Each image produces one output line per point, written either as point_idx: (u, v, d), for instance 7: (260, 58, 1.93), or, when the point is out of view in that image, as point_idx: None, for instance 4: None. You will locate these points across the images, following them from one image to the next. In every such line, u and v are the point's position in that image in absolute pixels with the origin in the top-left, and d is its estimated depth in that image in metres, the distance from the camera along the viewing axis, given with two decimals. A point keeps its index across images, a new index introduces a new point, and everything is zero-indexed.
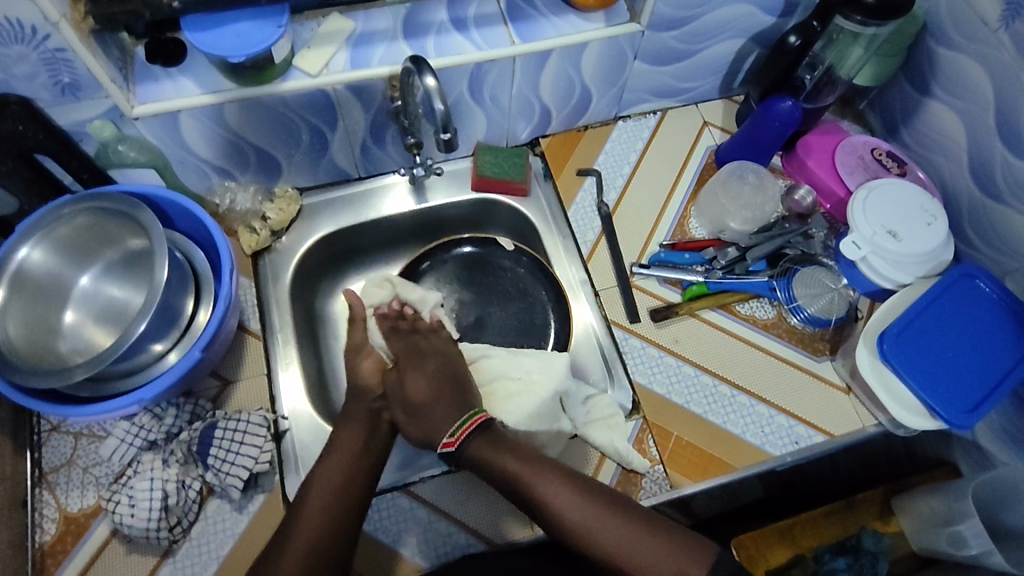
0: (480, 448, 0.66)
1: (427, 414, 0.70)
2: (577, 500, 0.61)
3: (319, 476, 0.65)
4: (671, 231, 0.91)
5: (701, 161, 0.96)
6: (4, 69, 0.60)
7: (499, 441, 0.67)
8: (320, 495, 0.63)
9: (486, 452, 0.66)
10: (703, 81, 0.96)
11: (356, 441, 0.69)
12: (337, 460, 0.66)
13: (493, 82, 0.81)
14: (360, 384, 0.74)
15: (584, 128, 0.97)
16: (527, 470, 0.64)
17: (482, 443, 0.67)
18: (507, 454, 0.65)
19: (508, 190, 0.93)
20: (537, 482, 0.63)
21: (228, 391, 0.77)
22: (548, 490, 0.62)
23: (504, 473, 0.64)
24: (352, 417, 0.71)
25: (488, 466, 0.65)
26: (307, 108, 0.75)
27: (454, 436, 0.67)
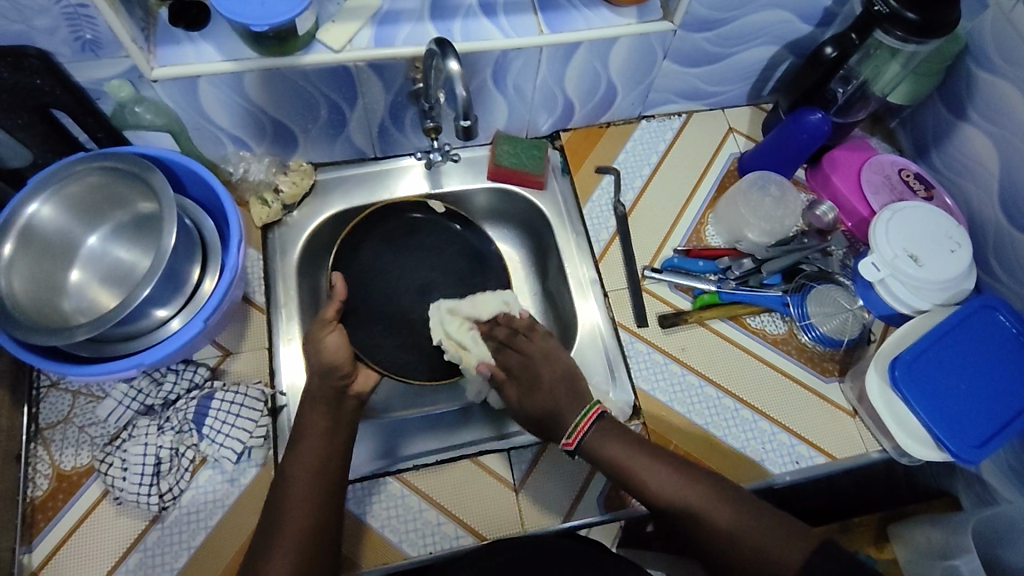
0: (596, 439, 0.69)
1: (551, 422, 0.73)
2: (691, 488, 0.64)
3: (296, 462, 0.64)
4: (687, 237, 0.90)
5: (723, 168, 0.94)
6: (25, 21, 0.59)
7: (616, 433, 0.69)
8: (298, 485, 0.62)
9: (606, 444, 0.69)
10: (732, 87, 0.94)
11: (323, 423, 0.67)
12: (310, 448, 0.65)
13: (518, 71, 0.80)
14: (327, 362, 0.70)
15: (606, 125, 0.96)
16: (637, 458, 0.67)
17: (597, 436, 0.70)
18: (620, 444, 0.68)
19: (524, 182, 0.91)
20: (647, 468, 0.66)
21: (228, 362, 0.76)
22: (658, 477, 0.65)
23: (615, 461, 0.68)
24: (317, 398, 0.69)
25: (602, 454, 0.69)
26: (327, 84, 0.74)
27: (572, 436, 0.70)
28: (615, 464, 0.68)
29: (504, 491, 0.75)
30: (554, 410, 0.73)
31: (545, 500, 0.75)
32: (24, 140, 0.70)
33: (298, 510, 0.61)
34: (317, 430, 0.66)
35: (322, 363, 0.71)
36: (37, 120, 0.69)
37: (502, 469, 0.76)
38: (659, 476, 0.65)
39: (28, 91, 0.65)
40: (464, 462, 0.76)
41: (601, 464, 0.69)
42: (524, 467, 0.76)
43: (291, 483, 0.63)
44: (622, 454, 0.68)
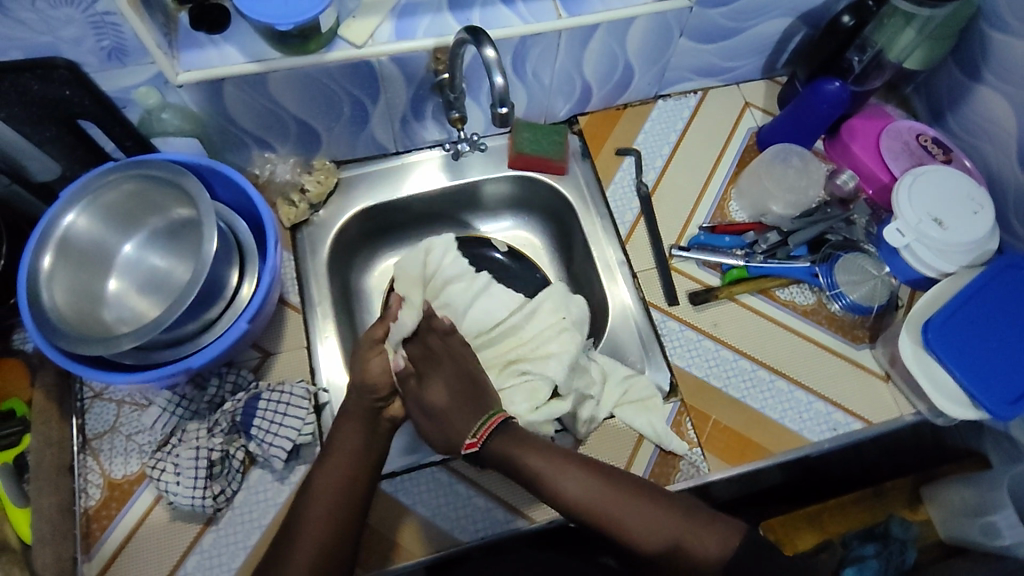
0: (500, 442, 0.65)
1: (447, 423, 0.68)
2: (610, 489, 0.62)
3: (324, 476, 0.64)
4: (711, 214, 0.90)
5: (742, 144, 0.95)
6: (52, 32, 0.59)
7: (517, 437, 0.66)
8: (314, 513, 0.62)
9: (515, 452, 0.65)
10: (746, 62, 0.94)
11: (356, 444, 0.67)
12: (336, 472, 0.64)
13: (537, 57, 0.80)
14: (368, 382, 0.69)
15: (623, 106, 0.96)
16: (545, 462, 0.64)
17: (504, 440, 0.65)
18: (528, 449, 0.65)
19: (546, 168, 0.91)
20: (558, 472, 0.63)
21: (268, 363, 0.77)
22: (577, 480, 0.63)
23: (531, 470, 0.64)
24: (352, 414, 0.69)
25: (507, 459, 0.65)
26: (350, 81, 0.74)
27: (476, 436, 0.66)
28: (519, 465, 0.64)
29: None
30: (443, 413, 0.68)
31: None
32: (52, 153, 0.70)
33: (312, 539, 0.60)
34: (348, 448, 0.66)
35: (363, 382, 0.70)
36: (66, 132, 0.69)
37: None
38: (567, 482, 0.63)
39: (58, 102, 0.65)
40: None
41: (512, 473, 0.65)
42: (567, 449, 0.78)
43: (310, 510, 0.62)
44: (525, 454, 0.64)
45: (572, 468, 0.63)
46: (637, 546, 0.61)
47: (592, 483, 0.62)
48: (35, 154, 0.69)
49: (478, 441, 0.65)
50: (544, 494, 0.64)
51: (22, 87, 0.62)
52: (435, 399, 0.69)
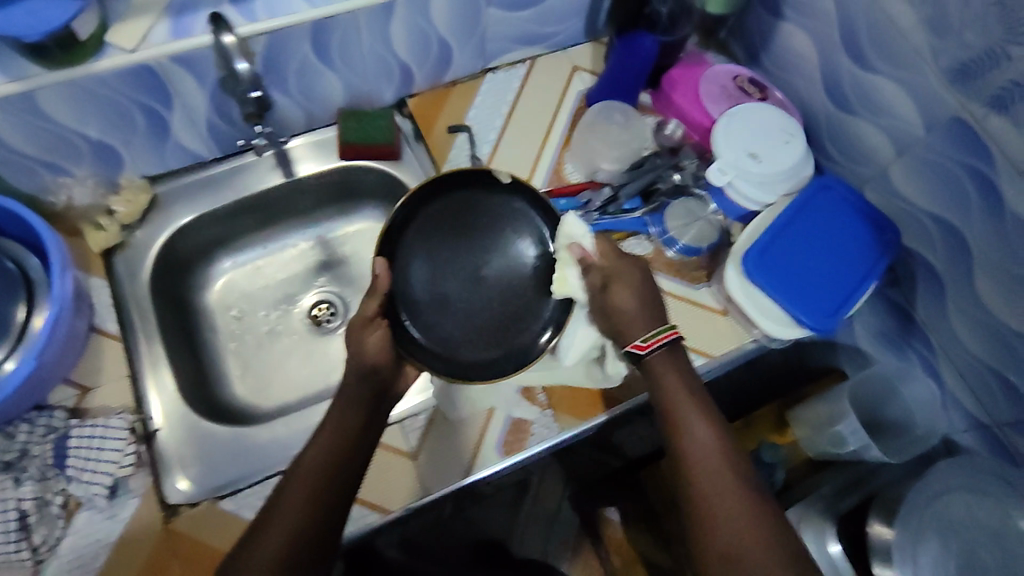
0: (660, 366, 0.64)
1: (621, 325, 0.67)
2: (723, 458, 0.60)
3: (310, 452, 0.61)
4: (547, 178, 0.91)
5: (573, 107, 0.95)
6: None
7: (683, 369, 0.64)
8: (292, 498, 0.58)
9: (664, 389, 0.63)
10: (566, 25, 0.94)
11: (353, 424, 0.63)
12: (326, 449, 0.61)
13: (339, 41, 0.78)
14: (368, 363, 0.66)
15: (451, 84, 0.95)
16: (687, 404, 0.62)
17: (664, 360, 0.65)
18: (683, 383, 0.64)
19: (377, 153, 0.89)
20: (690, 417, 0.62)
21: (88, 398, 0.72)
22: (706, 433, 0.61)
23: (673, 397, 0.63)
24: (346, 392, 0.65)
25: (660, 382, 0.64)
26: (133, 88, 0.70)
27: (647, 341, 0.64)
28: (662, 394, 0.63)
29: (402, 460, 0.75)
30: (636, 313, 0.67)
31: (443, 458, 0.76)
32: None
33: (283, 527, 0.56)
34: (344, 428, 0.63)
35: (362, 363, 0.66)
36: None
37: (398, 440, 0.76)
38: (700, 437, 0.61)
39: None
40: None
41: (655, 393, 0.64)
42: (418, 433, 0.77)
43: (287, 498, 0.58)
44: (672, 390, 0.63)
45: (687, 422, 0.61)
46: (715, 547, 0.56)
47: (711, 459, 0.59)
48: None
49: (647, 346, 0.64)
50: (672, 431, 0.62)
51: None
52: (619, 298, 0.68)
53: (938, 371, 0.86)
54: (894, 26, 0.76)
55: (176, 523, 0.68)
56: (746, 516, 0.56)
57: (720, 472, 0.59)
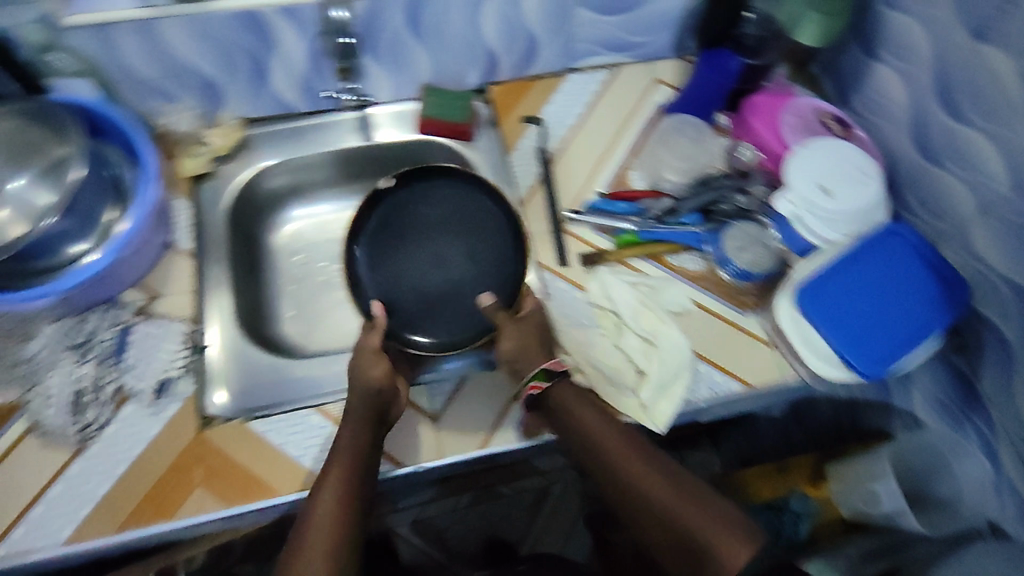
0: (564, 393, 0.72)
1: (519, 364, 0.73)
2: (654, 461, 0.67)
3: (329, 475, 0.64)
4: (611, 181, 0.92)
5: (648, 117, 0.96)
6: None
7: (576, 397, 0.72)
8: (339, 466, 0.65)
9: (573, 416, 0.70)
10: (655, 37, 0.96)
11: (363, 441, 0.67)
12: (363, 422, 0.68)
13: (432, 17, 0.82)
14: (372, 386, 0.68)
15: (534, 78, 0.98)
16: (604, 428, 0.69)
17: (565, 389, 0.72)
18: (593, 412, 0.71)
19: (451, 132, 0.93)
20: (610, 437, 0.69)
21: (155, 303, 0.78)
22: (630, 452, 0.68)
23: (583, 430, 0.70)
24: (350, 416, 0.69)
25: (569, 412, 0.71)
26: (243, 31, 0.77)
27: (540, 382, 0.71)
28: (569, 416, 0.70)
29: (422, 420, 0.76)
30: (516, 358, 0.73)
31: (461, 428, 0.76)
32: None
33: (335, 486, 0.63)
34: (350, 446, 0.66)
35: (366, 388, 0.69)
36: None
37: (421, 400, 0.77)
38: (629, 464, 0.67)
39: None
40: None
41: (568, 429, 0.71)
42: (443, 398, 0.77)
43: (334, 465, 0.65)
44: (579, 410, 0.71)
45: (597, 433, 0.69)
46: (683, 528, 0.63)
47: (633, 464, 0.67)
48: None
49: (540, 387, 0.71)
50: (594, 454, 0.69)
51: None
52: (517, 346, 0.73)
53: (995, 451, 0.78)
54: (993, 77, 0.73)
55: (208, 433, 0.72)
56: (679, 498, 0.65)
57: (639, 465, 0.67)
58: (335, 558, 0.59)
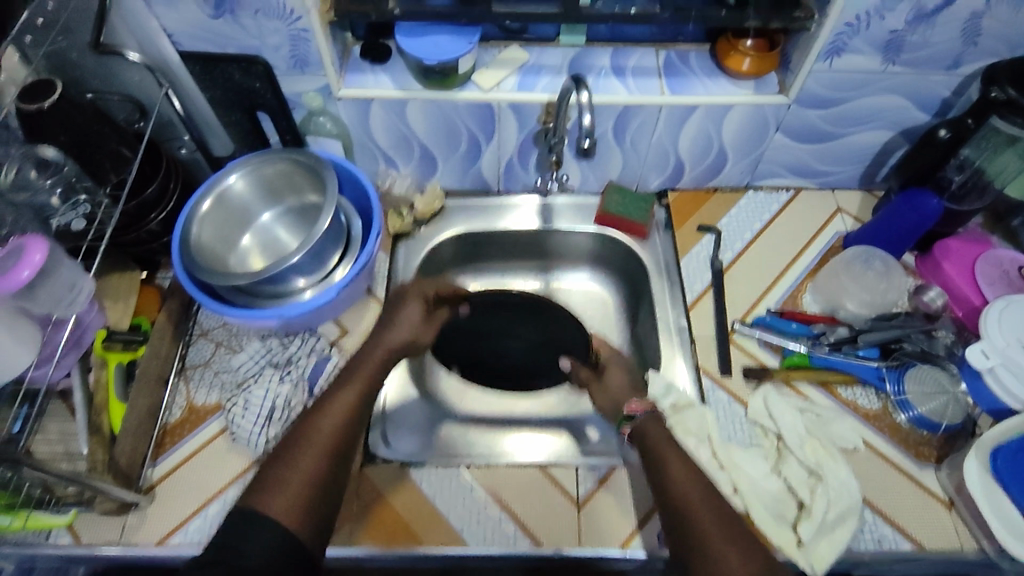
0: (650, 427, 0.68)
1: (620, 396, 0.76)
2: (703, 492, 0.60)
3: (345, 384, 0.65)
4: (782, 300, 0.92)
5: (827, 243, 0.96)
6: (261, 38, 0.76)
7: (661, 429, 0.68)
8: (342, 397, 0.63)
9: (666, 461, 0.64)
10: (843, 168, 0.97)
11: (379, 359, 0.69)
12: (370, 361, 0.68)
13: (637, 128, 0.89)
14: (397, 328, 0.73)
15: (713, 190, 1.02)
16: (665, 446, 0.66)
17: (648, 419, 0.69)
18: (657, 426, 0.69)
19: (629, 229, 0.98)
20: (666, 453, 0.65)
21: (346, 339, 0.86)
22: (678, 469, 0.63)
23: (642, 435, 0.68)
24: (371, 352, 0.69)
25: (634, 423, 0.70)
26: (473, 118, 0.87)
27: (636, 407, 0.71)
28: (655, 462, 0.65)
29: (566, 505, 0.75)
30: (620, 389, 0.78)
31: (605, 522, 0.74)
32: (234, 134, 0.89)
33: (343, 400, 0.63)
34: (367, 365, 0.68)
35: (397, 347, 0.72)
36: (248, 119, 0.87)
37: (568, 482, 0.77)
38: (670, 465, 0.64)
39: (247, 93, 0.82)
40: (532, 470, 0.78)
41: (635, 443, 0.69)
42: (590, 486, 0.76)
43: (338, 395, 0.63)
44: (662, 448, 0.66)
45: (688, 481, 0.61)
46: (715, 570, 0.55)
47: (678, 470, 0.63)
48: (222, 132, 0.88)
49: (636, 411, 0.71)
50: (647, 470, 0.65)
51: (228, 76, 0.80)
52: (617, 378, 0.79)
53: None
54: None
55: (368, 469, 0.77)
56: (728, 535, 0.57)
57: (696, 492, 0.60)
58: (332, 469, 0.58)
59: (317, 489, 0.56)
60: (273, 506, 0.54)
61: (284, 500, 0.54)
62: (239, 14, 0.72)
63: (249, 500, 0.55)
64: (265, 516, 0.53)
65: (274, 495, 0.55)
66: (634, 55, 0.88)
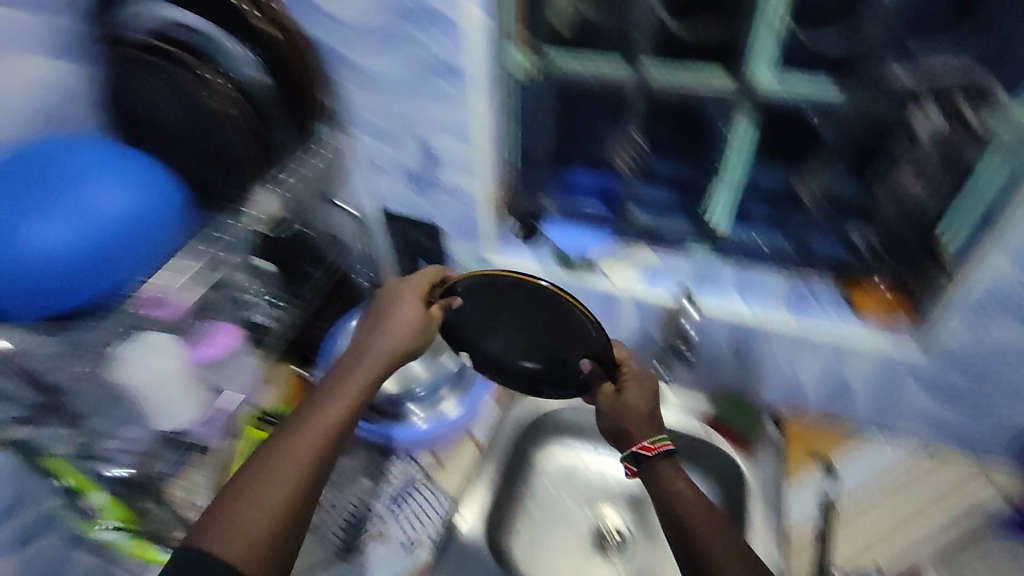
0: (663, 469, 0.69)
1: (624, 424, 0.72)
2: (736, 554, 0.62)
3: (323, 411, 0.63)
4: (899, 566, 0.84)
5: (962, 516, 0.88)
6: (437, 210, 0.94)
7: (642, 386, 0.75)
8: (322, 425, 0.62)
9: (635, 423, 0.72)
10: (991, 435, 0.88)
11: (365, 382, 0.67)
12: (356, 378, 0.67)
13: (755, 345, 0.91)
14: (401, 340, 0.70)
15: (836, 424, 0.96)
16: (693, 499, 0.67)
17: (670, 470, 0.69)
18: (679, 478, 0.69)
19: (735, 439, 0.95)
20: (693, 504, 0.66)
21: (438, 471, 0.93)
22: (707, 523, 0.64)
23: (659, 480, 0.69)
24: (359, 372, 0.68)
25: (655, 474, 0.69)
26: (599, 305, 0.95)
27: (652, 446, 0.70)
28: (653, 484, 0.69)
29: None
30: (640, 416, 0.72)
31: None
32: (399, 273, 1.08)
33: (311, 431, 0.60)
34: (351, 392, 0.66)
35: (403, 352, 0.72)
36: (412, 265, 1.05)
37: None
38: (699, 516, 0.65)
39: (418, 246, 1.01)
40: None
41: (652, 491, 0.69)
42: None
43: (311, 424, 0.61)
44: (633, 414, 0.73)
45: (637, 424, 0.72)
46: None
47: (704, 524, 0.64)
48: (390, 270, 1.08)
49: (653, 449, 0.70)
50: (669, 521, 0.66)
51: (406, 231, 0.99)
52: (634, 397, 0.73)
53: None
54: None
55: None
56: None
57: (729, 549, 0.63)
58: (295, 507, 0.56)
59: (273, 527, 0.54)
60: (225, 549, 0.52)
61: (235, 540, 0.53)
62: (430, 188, 0.91)
63: (198, 536, 0.53)
64: (210, 558, 0.51)
65: (223, 534, 0.53)
66: (760, 276, 0.89)
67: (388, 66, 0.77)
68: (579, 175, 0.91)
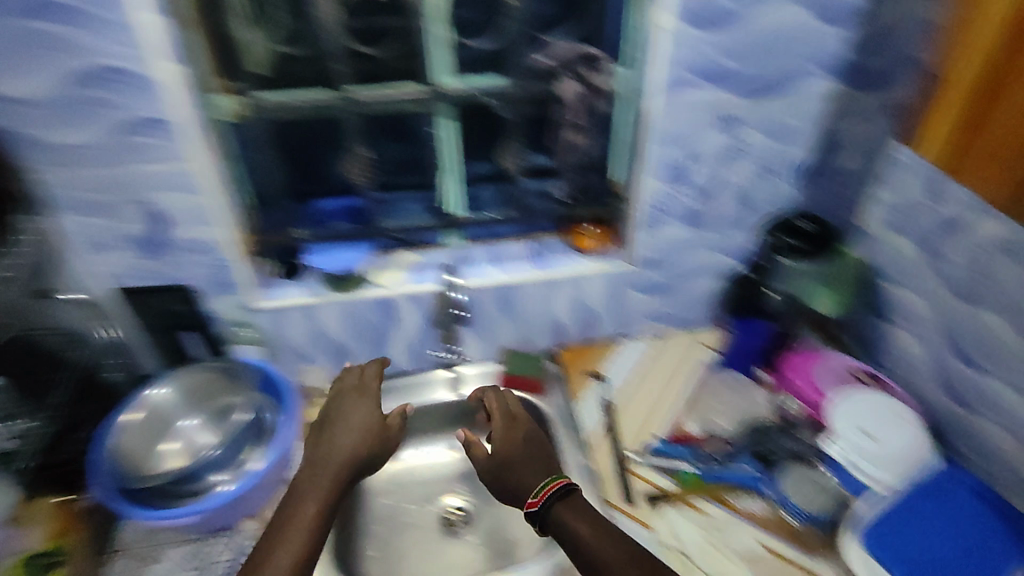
0: (563, 512, 0.78)
1: (511, 478, 0.86)
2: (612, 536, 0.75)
3: (305, 513, 0.76)
4: (668, 428, 1.02)
5: (696, 375, 1.10)
6: (184, 271, 0.92)
7: (535, 442, 0.91)
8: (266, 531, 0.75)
9: (510, 468, 0.87)
10: (695, 313, 1.15)
11: (336, 477, 0.82)
12: (296, 479, 0.82)
13: (521, 299, 1.05)
14: (355, 434, 0.87)
15: (597, 342, 1.15)
16: (601, 525, 0.76)
17: (562, 507, 0.79)
18: (582, 518, 0.77)
19: (529, 387, 1.07)
20: (571, 518, 0.77)
21: (266, 530, 0.91)
22: (590, 533, 0.75)
23: (576, 531, 0.76)
24: (330, 471, 0.82)
25: (560, 523, 0.77)
26: (373, 311, 1.01)
27: (537, 496, 0.80)
28: (558, 534, 0.77)
29: None
30: (515, 472, 0.86)
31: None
32: (160, 352, 1.00)
33: (299, 528, 0.75)
34: (318, 490, 0.79)
35: (359, 439, 0.87)
36: (169, 340, 0.99)
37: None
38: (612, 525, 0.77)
39: (172, 316, 0.96)
40: None
41: (564, 536, 0.77)
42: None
43: (288, 532, 0.74)
44: (518, 462, 0.87)
45: (515, 468, 0.87)
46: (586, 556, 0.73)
47: (601, 537, 0.75)
48: (148, 351, 1.00)
49: (537, 501, 0.80)
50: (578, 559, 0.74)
51: (158, 305, 0.94)
52: (533, 450, 0.89)
53: None
54: (991, 333, 0.80)
55: None
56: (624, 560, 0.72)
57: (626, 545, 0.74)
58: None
59: None
60: None
61: None
62: (167, 250, 0.89)
63: None
64: None
65: None
66: (503, 247, 1.04)
67: (86, 138, 0.77)
68: (325, 203, 1.00)
